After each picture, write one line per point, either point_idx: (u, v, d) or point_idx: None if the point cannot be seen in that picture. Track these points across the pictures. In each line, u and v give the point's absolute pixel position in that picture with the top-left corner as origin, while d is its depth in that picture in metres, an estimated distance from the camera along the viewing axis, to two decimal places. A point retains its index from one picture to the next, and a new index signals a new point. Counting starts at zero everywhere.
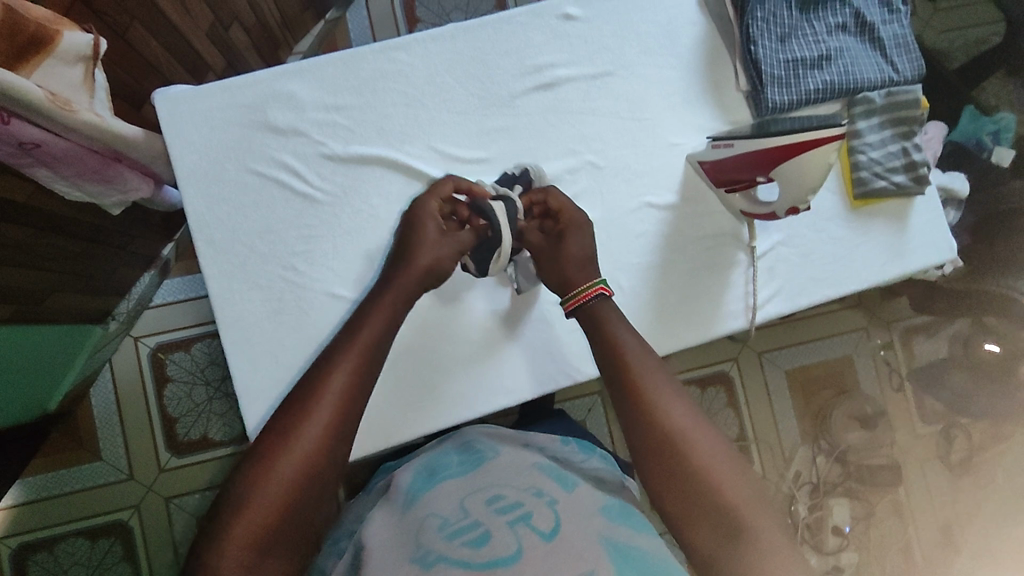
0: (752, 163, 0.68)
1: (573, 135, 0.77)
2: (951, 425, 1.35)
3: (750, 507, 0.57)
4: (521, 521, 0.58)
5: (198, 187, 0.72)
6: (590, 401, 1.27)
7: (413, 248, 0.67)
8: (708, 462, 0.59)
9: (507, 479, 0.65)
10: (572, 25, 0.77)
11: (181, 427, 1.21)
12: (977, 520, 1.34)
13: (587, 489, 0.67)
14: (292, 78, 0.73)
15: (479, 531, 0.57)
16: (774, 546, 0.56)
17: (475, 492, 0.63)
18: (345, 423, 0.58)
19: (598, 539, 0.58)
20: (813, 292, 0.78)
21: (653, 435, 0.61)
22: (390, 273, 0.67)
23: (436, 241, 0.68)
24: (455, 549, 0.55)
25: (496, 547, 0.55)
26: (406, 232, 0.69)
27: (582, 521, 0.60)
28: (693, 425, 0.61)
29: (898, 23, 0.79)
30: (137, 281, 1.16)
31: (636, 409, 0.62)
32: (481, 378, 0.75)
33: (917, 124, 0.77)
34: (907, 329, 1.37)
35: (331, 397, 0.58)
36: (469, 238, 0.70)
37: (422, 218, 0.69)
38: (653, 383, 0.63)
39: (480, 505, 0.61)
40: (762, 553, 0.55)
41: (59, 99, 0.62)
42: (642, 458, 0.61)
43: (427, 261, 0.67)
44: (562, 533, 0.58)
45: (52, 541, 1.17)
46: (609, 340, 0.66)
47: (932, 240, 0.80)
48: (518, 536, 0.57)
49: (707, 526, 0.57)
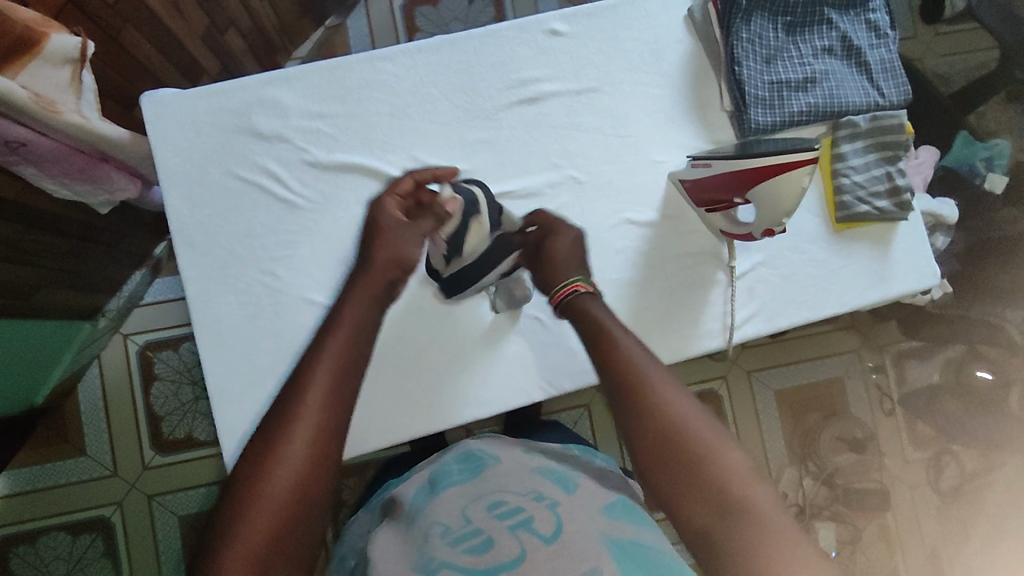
0: (731, 184, 0.68)
1: (556, 150, 0.77)
2: (943, 452, 1.34)
3: (751, 482, 0.52)
4: (522, 526, 0.58)
5: (180, 190, 0.72)
6: (577, 414, 1.27)
7: (373, 247, 0.67)
8: (703, 437, 0.54)
9: (509, 484, 0.65)
10: (558, 41, 0.77)
11: (166, 425, 1.22)
12: (965, 549, 1.33)
13: (589, 490, 0.66)
14: (278, 85, 0.74)
15: (480, 537, 0.57)
16: (778, 525, 0.50)
17: (475, 500, 0.63)
18: (338, 409, 0.55)
19: (601, 538, 0.57)
20: (792, 313, 0.78)
21: (643, 411, 0.56)
22: (355, 273, 0.66)
23: (396, 236, 0.67)
24: (457, 556, 0.56)
25: (498, 552, 0.55)
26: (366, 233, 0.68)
27: (585, 520, 0.59)
28: (686, 402, 0.56)
29: (886, 47, 0.79)
30: (127, 280, 1.18)
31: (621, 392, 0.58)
32: (453, 388, 0.75)
33: (902, 149, 0.77)
34: (900, 353, 1.35)
35: (315, 388, 0.54)
36: (432, 223, 0.67)
37: (378, 217, 0.68)
38: (641, 362, 0.59)
39: (481, 511, 0.61)
40: (766, 532, 0.50)
41: (44, 99, 0.63)
42: (633, 437, 0.56)
43: (389, 260, 0.66)
44: (565, 534, 0.57)
45: (33, 535, 1.18)
46: (595, 324, 0.63)
47: (914, 265, 0.80)
48: (519, 540, 0.56)
49: (706, 503, 0.52)
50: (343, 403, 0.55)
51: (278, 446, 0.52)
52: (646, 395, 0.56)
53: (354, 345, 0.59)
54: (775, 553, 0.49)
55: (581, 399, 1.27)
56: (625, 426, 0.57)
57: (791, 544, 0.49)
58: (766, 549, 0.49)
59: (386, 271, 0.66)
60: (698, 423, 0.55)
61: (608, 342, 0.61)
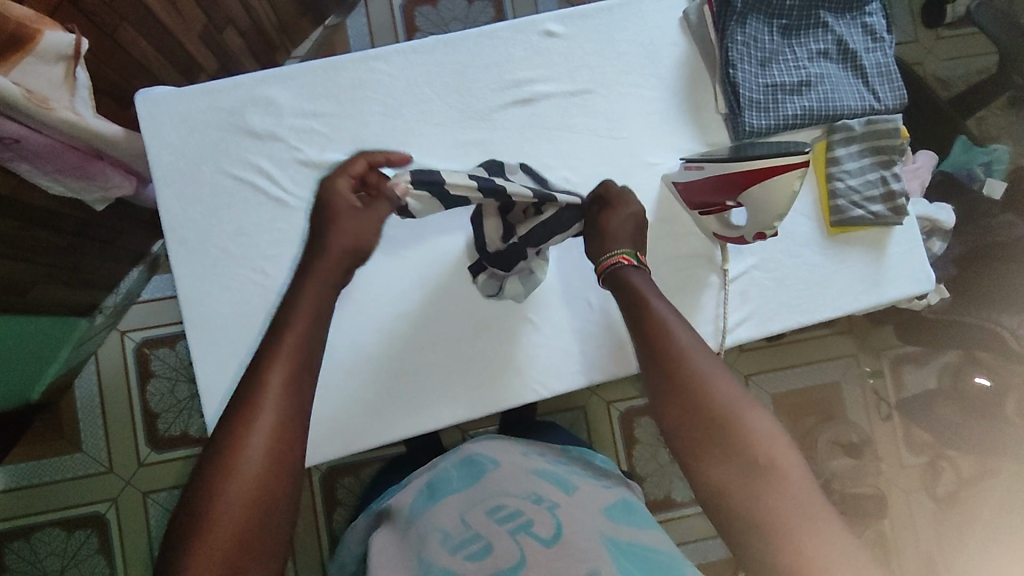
0: (723, 187, 0.68)
1: (550, 151, 0.77)
2: (939, 457, 1.34)
3: (776, 445, 0.52)
4: (522, 530, 0.58)
5: (173, 188, 0.73)
6: (573, 415, 1.26)
7: (328, 233, 0.65)
8: (731, 398, 0.54)
9: (508, 487, 0.65)
10: (554, 42, 0.77)
11: (162, 422, 1.22)
12: (962, 555, 1.32)
13: (589, 491, 0.66)
14: (272, 84, 0.74)
15: (480, 543, 0.58)
16: (800, 489, 0.49)
17: (476, 505, 0.63)
18: (294, 397, 0.53)
19: (601, 540, 0.57)
20: (785, 317, 0.77)
21: (673, 370, 0.56)
22: (309, 262, 0.64)
23: (351, 219, 0.65)
24: (458, 562, 0.56)
25: (498, 558, 0.55)
26: (320, 218, 0.66)
27: (584, 521, 0.59)
28: (713, 365, 0.56)
29: (882, 51, 0.78)
30: (125, 276, 1.19)
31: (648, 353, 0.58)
32: (443, 388, 0.74)
33: (897, 153, 0.77)
34: (896, 358, 1.36)
35: (275, 379, 0.53)
36: (386, 206, 0.66)
37: (330, 199, 0.66)
38: (675, 325, 0.59)
39: (481, 517, 0.61)
40: (786, 496, 0.49)
41: (36, 96, 0.63)
42: (658, 390, 0.56)
43: (345, 244, 0.64)
44: (565, 536, 0.57)
45: (29, 530, 1.19)
46: (631, 289, 0.63)
47: (909, 270, 0.79)
48: (519, 544, 0.56)
49: (727, 462, 0.51)
50: (301, 400, 0.53)
51: (238, 448, 0.49)
52: (676, 355, 0.56)
53: (312, 340, 0.57)
54: (792, 515, 0.48)
55: (577, 401, 1.27)
56: (652, 384, 0.57)
57: (811, 509, 0.49)
58: (785, 511, 0.48)
59: (342, 261, 0.64)
60: (727, 385, 0.55)
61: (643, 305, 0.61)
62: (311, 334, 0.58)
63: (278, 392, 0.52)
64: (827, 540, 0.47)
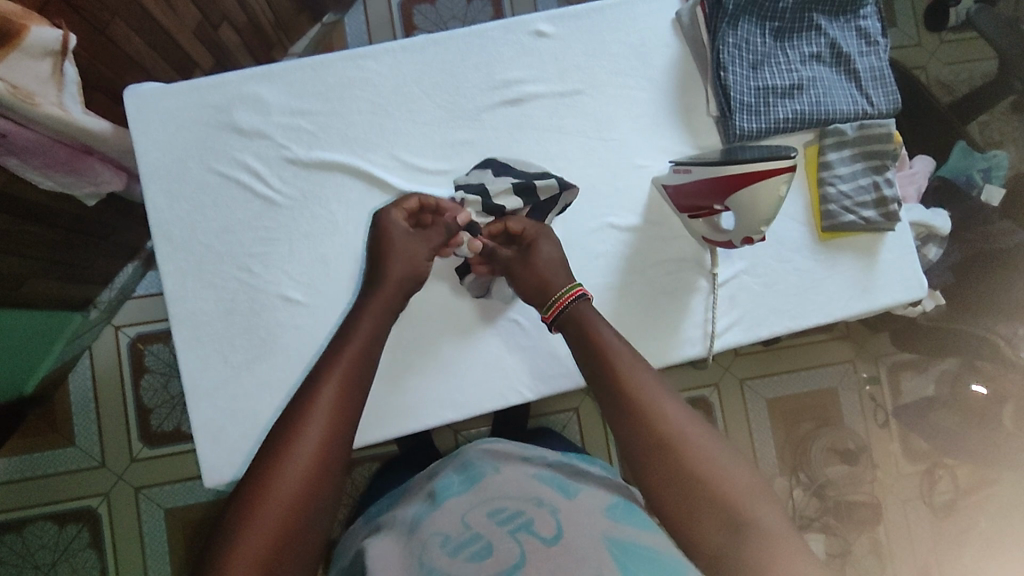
0: (711, 191, 0.67)
1: (538, 153, 0.77)
2: (936, 465, 1.32)
3: (754, 495, 0.55)
4: (522, 529, 0.57)
5: (160, 184, 0.72)
6: (565, 418, 1.26)
7: (385, 260, 0.68)
8: (706, 452, 0.57)
9: (509, 492, 0.64)
10: (544, 42, 0.76)
11: (155, 418, 1.22)
12: (957, 565, 1.31)
13: (592, 494, 0.65)
14: (260, 81, 0.73)
15: (480, 543, 0.57)
16: (783, 539, 0.53)
17: (477, 507, 0.63)
18: (340, 432, 0.57)
19: (603, 540, 0.56)
20: (773, 323, 0.77)
21: (649, 425, 0.58)
22: (368, 285, 0.68)
23: (407, 244, 0.69)
24: (456, 563, 0.55)
25: (498, 558, 0.55)
26: (375, 245, 0.70)
27: (585, 524, 0.58)
28: (687, 421, 0.59)
29: (876, 55, 0.78)
30: (120, 272, 1.19)
31: (625, 413, 0.60)
32: (428, 389, 0.74)
33: (890, 158, 0.76)
34: (894, 364, 1.34)
35: (320, 412, 0.57)
36: (439, 236, 0.70)
37: (388, 229, 0.69)
38: (641, 377, 0.61)
39: (481, 518, 0.60)
40: (774, 547, 0.52)
41: (21, 91, 0.63)
42: (639, 448, 0.58)
43: (402, 270, 0.68)
44: (566, 536, 0.56)
45: (22, 523, 1.19)
46: (595, 339, 0.64)
47: (902, 276, 0.78)
48: (519, 543, 0.56)
49: (714, 518, 0.54)
50: (344, 436, 0.57)
51: (271, 478, 0.53)
52: (646, 409, 0.59)
53: (364, 364, 0.62)
54: (781, 565, 0.51)
55: (570, 403, 1.26)
56: (632, 442, 0.59)
57: (795, 555, 0.52)
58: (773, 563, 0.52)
59: (400, 284, 0.68)
60: (701, 438, 0.58)
61: (608, 357, 0.63)
62: (363, 355, 0.62)
63: (328, 410, 0.57)
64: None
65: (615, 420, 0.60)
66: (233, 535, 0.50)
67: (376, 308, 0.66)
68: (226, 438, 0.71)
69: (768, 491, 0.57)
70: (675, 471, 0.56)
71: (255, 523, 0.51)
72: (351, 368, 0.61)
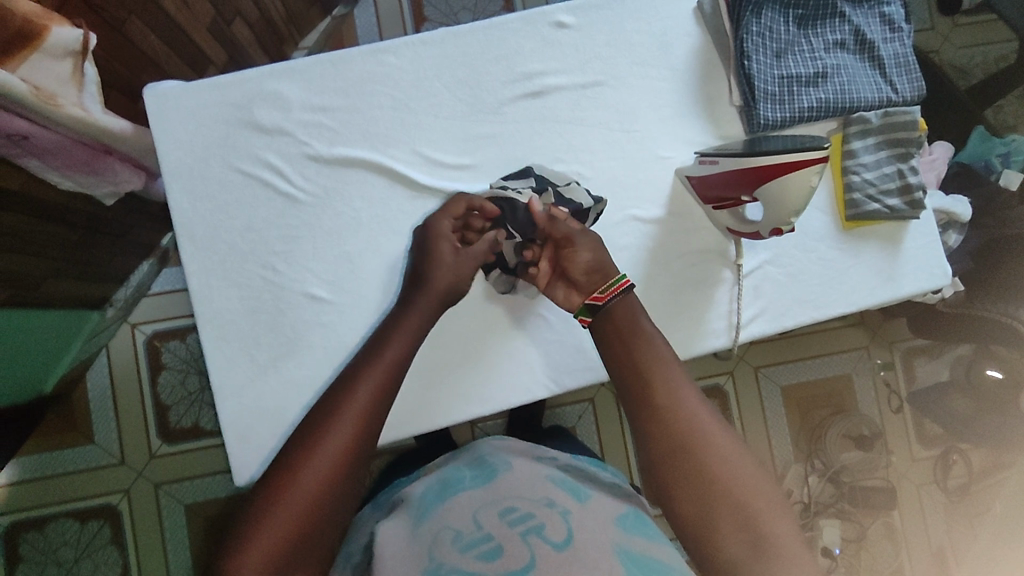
0: (738, 182, 0.67)
1: (560, 145, 0.76)
2: (950, 450, 1.32)
3: (774, 508, 0.56)
4: (533, 533, 0.61)
5: (183, 184, 0.72)
6: (581, 409, 1.27)
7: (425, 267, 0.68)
8: (731, 464, 0.57)
9: (522, 489, 0.67)
10: (565, 34, 0.76)
11: (173, 414, 1.23)
12: (971, 547, 1.32)
13: (599, 499, 0.69)
14: (280, 78, 0.73)
15: (491, 544, 0.60)
16: (800, 557, 0.54)
17: (489, 504, 0.65)
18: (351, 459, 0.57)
19: (613, 551, 0.60)
20: (798, 314, 0.77)
21: (677, 435, 0.59)
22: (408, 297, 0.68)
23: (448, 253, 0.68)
24: (469, 562, 0.58)
25: (509, 560, 0.58)
26: (421, 255, 0.69)
27: (596, 532, 0.62)
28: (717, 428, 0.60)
29: (900, 41, 0.77)
30: (136, 269, 1.18)
31: (654, 413, 0.60)
32: (460, 385, 0.74)
33: (915, 146, 0.75)
34: (908, 350, 1.34)
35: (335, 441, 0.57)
36: (484, 248, 0.69)
37: (435, 240, 0.69)
38: (676, 385, 0.62)
39: (494, 517, 0.63)
40: (789, 561, 0.54)
41: (44, 92, 0.62)
42: (664, 452, 0.59)
43: (447, 285, 0.67)
44: (575, 542, 0.60)
45: (43, 521, 1.20)
46: (636, 335, 0.65)
47: (925, 265, 0.78)
48: (531, 547, 0.59)
49: (734, 531, 0.55)
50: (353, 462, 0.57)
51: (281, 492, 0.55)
52: (678, 416, 0.60)
53: (386, 387, 0.62)
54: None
55: (586, 394, 1.27)
56: (658, 443, 0.59)
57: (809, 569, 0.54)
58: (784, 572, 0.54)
59: (442, 301, 0.68)
60: (729, 448, 0.58)
61: (644, 355, 0.63)
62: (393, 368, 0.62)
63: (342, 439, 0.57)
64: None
65: (643, 422, 0.61)
66: (256, 524, 0.54)
67: (414, 326, 0.66)
68: (255, 436, 0.71)
69: (785, 502, 0.58)
70: (698, 476, 0.57)
71: (275, 519, 0.54)
72: (381, 385, 0.61)
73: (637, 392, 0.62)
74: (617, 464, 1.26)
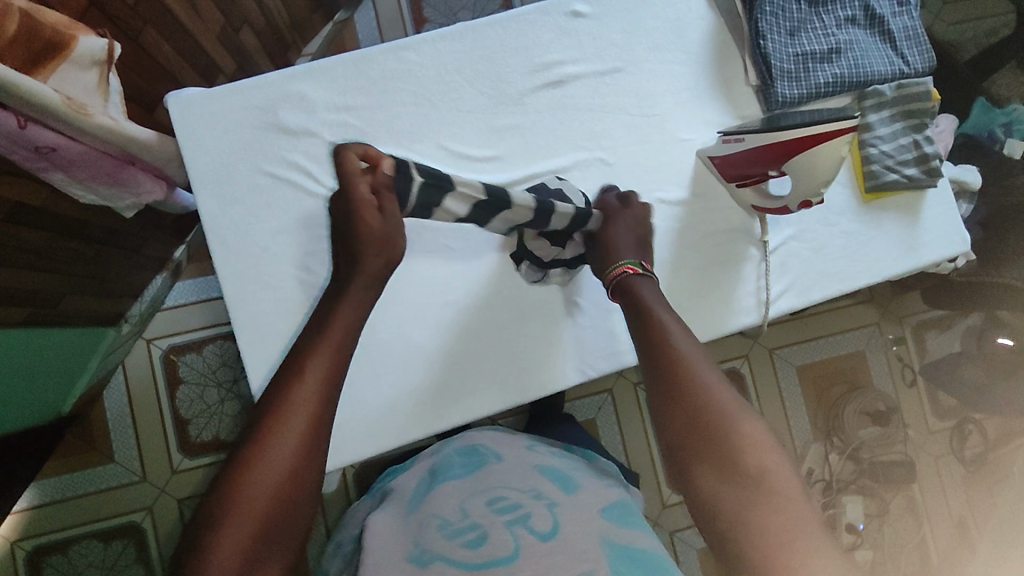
0: (763, 158, 0.69)
1: (583, 133, 0.77)
2: (965, 420, 1.34)
3: (770, 452, 0.52)
4: (520, 522, 0.61)
5: (212, 190, 0.72)
6: (601, 400, 1.27)
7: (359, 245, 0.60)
8: (728, 407, 0.54)
9: (510, 481, 0.69)
10: (581, 23, 0.77)
11: (193, 428, 1.22)
12: (991, 515, 1.34)
13: (589, 493, 0.70)
14: (303, 78, 0.73)
15: (477, 532, 0.60)
16: (796, 504, 0.50)
17: (477, 494, 0.67)
18: (324, 419, 0.52)
19: (599, 542, 0.61)
20: (824, 287, 0.78)
21: (672, 377, 0.56)
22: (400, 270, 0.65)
23: (381, 228, 0.61)
24: (454, 550, 0.59)
25: (493, 549, 0.58)
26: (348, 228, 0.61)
27: (582, 522, 0.63)
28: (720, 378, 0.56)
29: (908, 15, 0.79)
30: (149, 285, 1.17)
31: (655, 355, 0.59)
32: (496, 374, 0.74)
33: (929, 116, 0.77)
34: (919, 324, 1.36)
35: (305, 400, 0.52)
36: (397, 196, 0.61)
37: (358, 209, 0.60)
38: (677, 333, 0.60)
39: (480, 507, 0.64)
40: (778, 502, 0.50)
41: (75, 102, 0.62)
42: (661, 394, 0.56)
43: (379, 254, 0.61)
44: (562, 533, 0.60)
45: (65, 544, 1.19)
46: (637, 301, 0.64)
47: (944, 234, 0.80)
48: (516, 538, 0.59)
49: (723, 469, 0.52)
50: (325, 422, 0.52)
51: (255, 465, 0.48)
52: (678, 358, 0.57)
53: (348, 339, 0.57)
54: (780, 521, 0.49)
55: (604, 385, 1.28)
56: (653, 387, 0.58)
57: (801, 515, 0.49)
58: (776, 521, 0.49)
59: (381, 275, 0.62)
60: (726, 393, 0.55)
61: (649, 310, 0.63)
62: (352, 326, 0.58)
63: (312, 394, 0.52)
64: (813, 548, 0.48)
65: (646, 366, 0.59)
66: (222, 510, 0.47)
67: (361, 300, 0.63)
68: None
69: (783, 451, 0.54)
70: (692, 415, 0.54)
71: (244, 508, 0.47)
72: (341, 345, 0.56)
73: (642, 340, 0.61)
74: (639, 452, 1.27)
